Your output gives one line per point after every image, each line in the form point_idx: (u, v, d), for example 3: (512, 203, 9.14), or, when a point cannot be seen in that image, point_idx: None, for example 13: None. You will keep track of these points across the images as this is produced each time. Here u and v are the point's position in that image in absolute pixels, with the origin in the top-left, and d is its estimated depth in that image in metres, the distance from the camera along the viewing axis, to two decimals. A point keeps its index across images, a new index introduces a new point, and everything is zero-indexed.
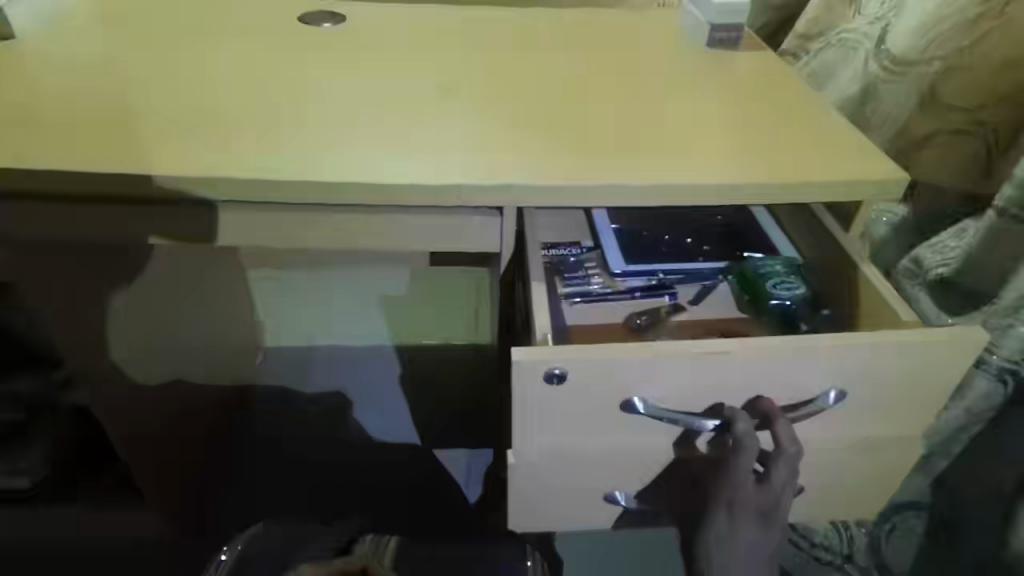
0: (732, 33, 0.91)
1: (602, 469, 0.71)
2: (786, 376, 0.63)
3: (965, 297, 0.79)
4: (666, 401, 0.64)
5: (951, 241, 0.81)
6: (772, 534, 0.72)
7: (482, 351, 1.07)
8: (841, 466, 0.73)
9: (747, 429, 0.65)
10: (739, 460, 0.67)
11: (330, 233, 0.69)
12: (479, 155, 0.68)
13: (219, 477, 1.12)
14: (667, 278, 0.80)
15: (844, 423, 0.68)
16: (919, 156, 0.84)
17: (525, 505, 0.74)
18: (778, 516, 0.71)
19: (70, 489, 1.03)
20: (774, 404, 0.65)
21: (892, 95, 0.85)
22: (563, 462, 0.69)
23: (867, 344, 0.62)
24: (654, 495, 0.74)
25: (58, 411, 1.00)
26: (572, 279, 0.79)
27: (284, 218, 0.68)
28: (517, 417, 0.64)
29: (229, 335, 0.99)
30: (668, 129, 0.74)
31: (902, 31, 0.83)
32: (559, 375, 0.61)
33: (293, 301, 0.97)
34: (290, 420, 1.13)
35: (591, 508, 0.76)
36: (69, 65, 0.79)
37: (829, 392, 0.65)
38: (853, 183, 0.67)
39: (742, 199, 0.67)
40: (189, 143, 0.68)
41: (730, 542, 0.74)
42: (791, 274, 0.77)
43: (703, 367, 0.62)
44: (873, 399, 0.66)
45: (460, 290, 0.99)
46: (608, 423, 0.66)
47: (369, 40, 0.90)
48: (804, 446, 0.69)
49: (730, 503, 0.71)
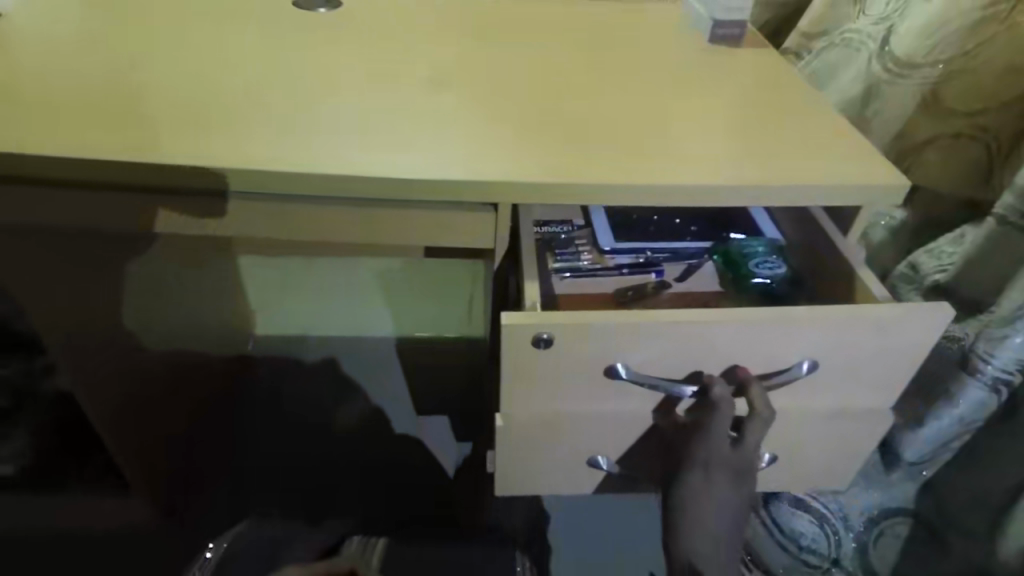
0: (735, 30, 0.89)
1: (585, 436, 0.72)
2: (765, 346, 0.64)
3: (964, 306, 0.79)
4: (648, 367, 0.65)
5: (949, 247, 0.81)
6: (745, 498, 0.68)
7: (472, 344, 1.27)
8: (812, 440, 0.74)
9: (724, 393, 0.64)
10: (715, 423, 0.65)
11: (357, 226, 0.67)
12: (475, 153, 0.66)
13: (212, 439, 1.15)
14: (655, 256, 0.79)
15: (819, 393, 0.69)
16: (919, 160, 0.82)
17: (511, 466, 0.74)
18: (751, 476, 0.68)
19: (61, 477, 1.08)
20: (748, 373, 0.66)
21: (895, 97, 0.83)
22: (552, 427, 0.70)
23: (849, 315, 0.62)
24: (634, 461, 0.76)
25: (39, 398, 1.07)
26: (562, 254, 0.78)
27: (299, 212, 0.66)
28: (506, 381, 0.64)
29: (256, 323, 1.25)
30: (666, 138, 0.71)
31: (908, 31, 0.81)
32: (547, 339, 0.61)
33: (306, 297, 1.22)
34: (296, 372, 1.25)
35: (575, 472, 0.77)
36: (48, 44, 0.76)
37: (802, 362, 0.65)
38: (845, 188, 0.66)
39: (742, 202, 0.66)
40: (193, 129, 0.66)
41: (703, 497, 0.67)
42: (773, 254, 0.77)
43: (681, 337, 0.62)
44: (844, 370, 0.67)
45: (461, 289, 1.20)
46: (593, 389, 0.67)
47: (364, 27, 0.88)
48: (781, 416, 0.71)
49: (708, 466, 0.67)
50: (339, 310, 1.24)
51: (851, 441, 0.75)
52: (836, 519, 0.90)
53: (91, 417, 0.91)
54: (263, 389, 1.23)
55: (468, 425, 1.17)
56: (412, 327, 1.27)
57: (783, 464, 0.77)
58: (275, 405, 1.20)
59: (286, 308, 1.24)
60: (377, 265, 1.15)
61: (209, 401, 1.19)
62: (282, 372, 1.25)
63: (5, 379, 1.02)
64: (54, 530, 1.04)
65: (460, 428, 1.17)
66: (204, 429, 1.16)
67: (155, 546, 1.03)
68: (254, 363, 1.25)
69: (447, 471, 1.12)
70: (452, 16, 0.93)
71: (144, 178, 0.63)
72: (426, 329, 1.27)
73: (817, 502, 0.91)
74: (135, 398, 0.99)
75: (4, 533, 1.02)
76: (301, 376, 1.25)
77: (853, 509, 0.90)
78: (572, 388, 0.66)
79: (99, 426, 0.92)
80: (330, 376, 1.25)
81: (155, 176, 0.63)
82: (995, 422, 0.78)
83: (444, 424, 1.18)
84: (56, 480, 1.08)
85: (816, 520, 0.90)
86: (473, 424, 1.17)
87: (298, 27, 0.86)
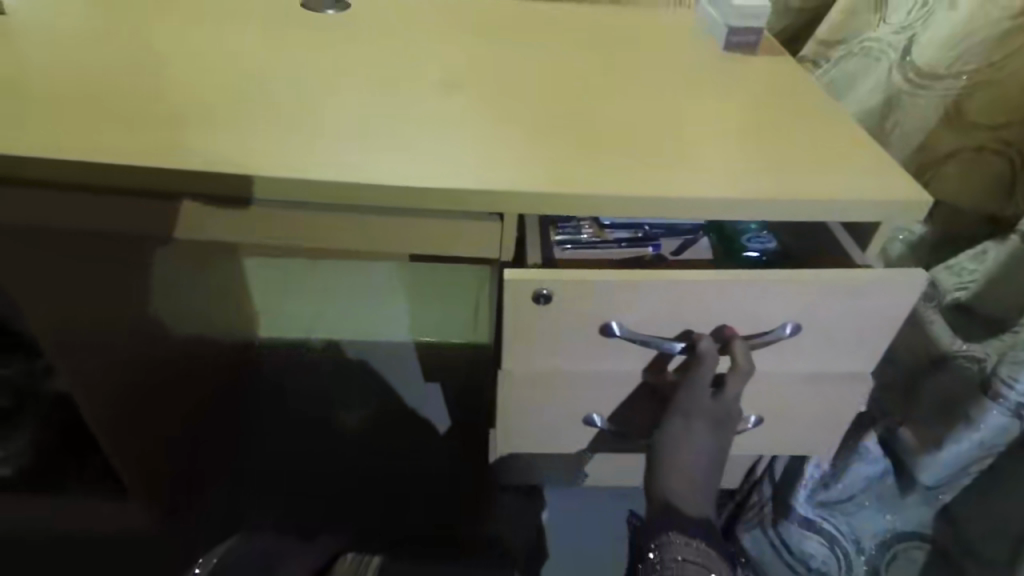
0: (750, 37, 0.87)
1: (583, 400, 0.75)
2: (750, 307, 0.65)
3: (984, 324, 0.76)
4: (642, 326, 0.67)
5: (971, 263, 0.77)
6: (724, 449, 0.69)
7: (479, 351, 1.30)
8: (799, 399, 0.75)
9: (710, 347, 0.66)
10: (697, 375, 0.67)
11: (355, 233, 0.66)
12: (481, 161, 0.64)
13: (215, 433, 1.15)
14: (653, 231, 0.75)
15: (799, 356, 0.70)
16: (940, 173, 0.80)
17: (510, 438, 0.79)
18: (731, 427, 0.69)
19: (61, 479, 1.06)
20: (735, 333, 0.68)
21: (917, 108, 0.80)
22: (545, 385, 0.73)
23: (829, 282, 0.64)
24: (625, 417, 0.78)
25: (41, 398, 1.02)
26: (563, 226, 0.74)
27: (306, 219, 0.65)
28: (507, 340, 0.67)
29: (260, 325, 1.29)
30: (680, 141, 0.70)
31: (930, 41, 0.78)
32: (546, 296, 0.63)
33: (317, 298, 1.25)
34: (297, 369, 1.26)
35: (572, 431, 0.79)
36: (52, 40, 0.75)
37: (786, 325, 0.67)
38: (863, 203, 0.64)
39: (755, 218, 0.64)
40: (192, 133, 0.64)
41: (683, 441, 0.69)
42: (763, 230, 0.78)
43: (669, 298, 0.64)
44: (822, 334, 0.68)
45: (466, 293, 1.23)
46: (590, 347, 0.69)
47: (371, 28, 0.87)
48: (763, 379, 0.73)
49: (688, 414, 0.69)
50: (344, 312, 1.27)
51: (828, 405, 0.76)
52: (847, 541, 0.88)
53: (86, 415, 0.90)
54: (269, 380, 1.24)
55: (465, 411, 1.20)
56: (421, 329, 1.29)
57: (766, 427, 0.78)
58: (279, 399, 1.21)
59: (288, 314, 1.27)
60: (387, 265, 1.19)
61: (215, 391, 1.19)
62: (284, 368, 1.27)
63: (5, 379, 0.97)
64: (53, 532, 1.03)
65: (459, 411, 1.20)
66: (208, 429, 1.15)
67: (159, 548, 1.02)
68: (259, 359, 1.28)
69: (436, 425, 1.19)
70: (461, 16, 0.92)
71: (147, 181, 0.61)
72: (430, 334, 1.30)
73: (828, 524, 0.88)
74: (144, 388, 0.98)
75: (3, 534, 1.02)
76: (301, 371, 1.26)
77: (864, 532, 0.89)
78: (570, 345, 0.68)
79: (97, 425, 0.91)
80: (330, 369, 1.27)
81: (154, 180, 0.61)
82: (1018, 449, 0.76)
83: (436, 390, 1.24)
84: (55, 481, 1.06)
85: (826, 542, 0.88)
86: (473, 412, 1.20)
87: (305, 28, 0.85)
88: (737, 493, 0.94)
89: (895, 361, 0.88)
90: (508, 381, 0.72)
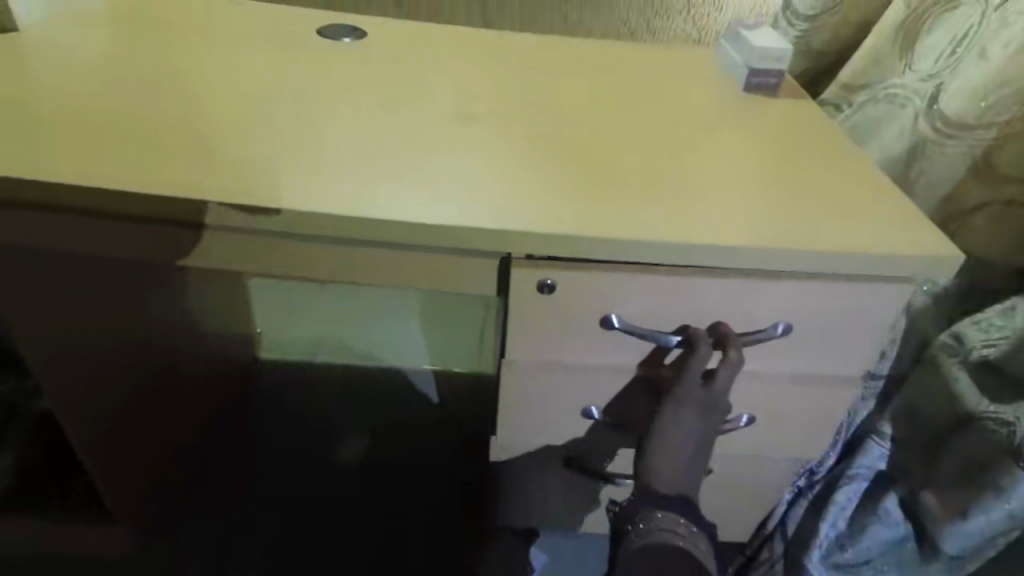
0: (771, 79, 0.85)
1: (584, 391, 0.71)
2: (749, 303, 0.64)
3: (1015, 385, 0.70)
4: (641, 319, 0.65)
5: (998, 319, 0.73)
6: (713, 430, 0.68)
7: (484, 379, 1.27)
8: (803, 411, 0.73)
9: (706, 350, 0.64)
10: (690, 367, 0.65)
11: (343, 265, 0.64)
12: (501, 204, 0.62)
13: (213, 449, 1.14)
14: None
15: (793, 356, 0.68)
16: (967, 225, 0.76)
17: (509, 438, 0.77)
18: (718, 412, 0.67)
19: (42, 501, 1.00)
20: (730, 330, 0.65)
21: (943, 158, 0.77)
22: (546, 378, 0.70)
23: (823, 279, 0.63)
24: (619, 407, 0.72)
25: (28, 416, 0.99)
26: None
27: (303, 250, 0.63)
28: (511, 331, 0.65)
29: (263, 347, 1.27)
30: (697, 180, 0.68)
31: (958, 90, 0.76)
32: (550, 285, 0.62)
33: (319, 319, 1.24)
34: (293, 395, 1.23)
35: (569, 424, 0.75)
36: (68, 61, 0.75)
37: (777, 324, 0.65)
38: (892, 255, 0.61)
39: (777, 267, 0.61)
40: (200, 160, 0.63)
41: (670, 428, 0.67)
42: None
43: (672, 289, 0.63)
44: (814, 335, 0.66)
45: (472, 324, 1.22)
46: (591, 342, 0.67)
47: (387, 54, 0.86)
48: (761, 381, 0.70)
49: (678, 401, 0.67)
50: (352, 335, 1.25)
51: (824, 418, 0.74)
52: None
53: (70, 438, 0.89)
54: (266, 398, 1.22)
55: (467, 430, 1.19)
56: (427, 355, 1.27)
57: (761, 425, 0.75)
58: (279, 414, 1.20)
59: (291, 338, 1.27)
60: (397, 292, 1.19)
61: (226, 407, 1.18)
62: (282, 386, 1.24)
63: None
64: (37, 554, 1.00)
65: (465, 415, 1.22)
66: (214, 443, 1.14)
67: (159, 550, 1.02)
68: (258, 376, 1.25)
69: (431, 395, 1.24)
70: (479, 46, 0.91)
71: (153, 210, 0.59)
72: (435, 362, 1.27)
73: None
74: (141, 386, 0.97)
75: None
76: (299, 391, 1.24)
77: None
78: (573, 338, 0.66)
79: (78, 450, 0.90)
80: (327, 385, 1.24)
81: (160, 210, 0.59)
82: None
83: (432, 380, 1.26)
84: (39, 501, 1.00)
85: None
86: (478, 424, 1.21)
87: (321, 53, 0.84)
88: (748, 548, 0.96)
89: (915, 418, 0.80)
90: (510, 372, 0.70)
